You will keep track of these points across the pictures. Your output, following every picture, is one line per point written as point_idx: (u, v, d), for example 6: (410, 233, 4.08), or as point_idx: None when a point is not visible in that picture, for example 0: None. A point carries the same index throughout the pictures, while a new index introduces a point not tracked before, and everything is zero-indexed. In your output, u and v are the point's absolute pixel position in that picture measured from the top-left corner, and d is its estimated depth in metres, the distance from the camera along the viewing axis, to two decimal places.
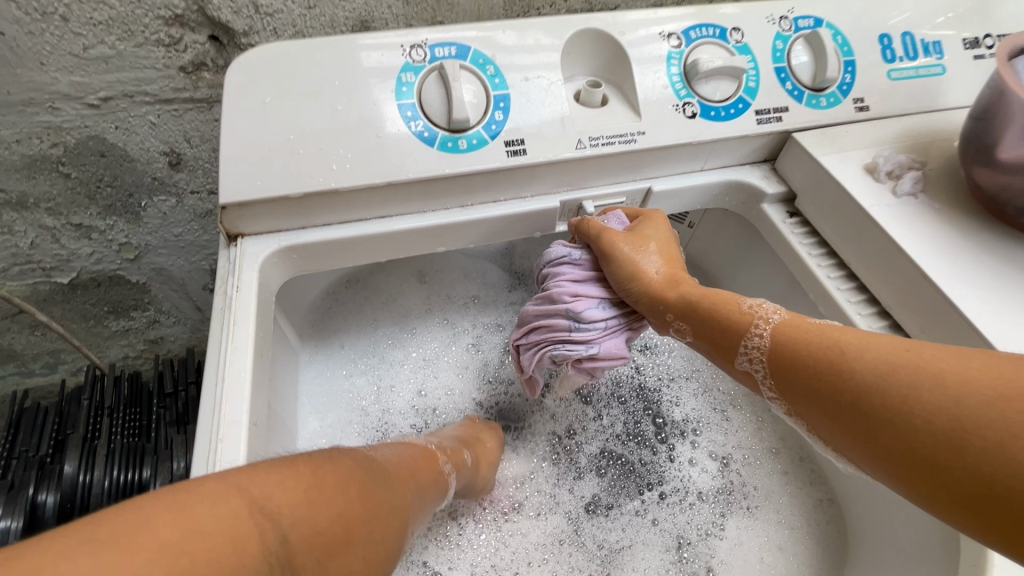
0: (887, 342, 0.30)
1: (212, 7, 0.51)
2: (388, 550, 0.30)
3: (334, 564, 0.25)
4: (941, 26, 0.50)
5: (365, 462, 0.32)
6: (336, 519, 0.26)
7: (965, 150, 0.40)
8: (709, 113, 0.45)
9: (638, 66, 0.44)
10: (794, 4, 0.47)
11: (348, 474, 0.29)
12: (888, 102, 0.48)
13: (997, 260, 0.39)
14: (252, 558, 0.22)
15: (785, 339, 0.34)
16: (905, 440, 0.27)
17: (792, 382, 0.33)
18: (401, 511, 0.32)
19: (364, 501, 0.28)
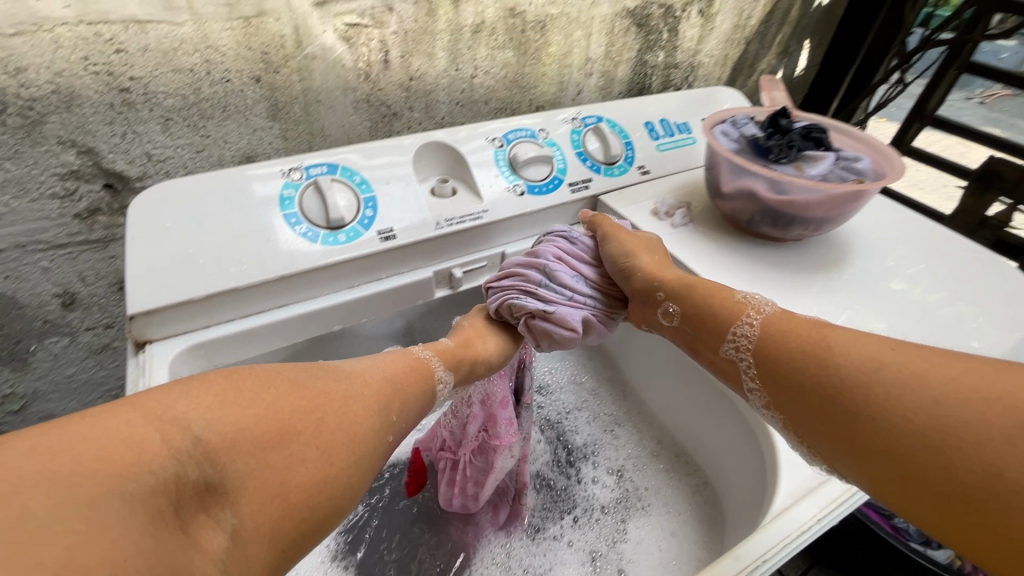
0: (870, 347, 0.35)
1: (106, 160, 0.59)
2: (345, 445, 0.36)
3: (268, 455, 0.33)
4: (683, 112, 0.71)
5: (315, 372, 0.39)
6: (254, 422, 0.33)
7: (710, 191, 0.57)
8: (534, 190, 0.59)
9: (474, 164, 0.58)
10: (580, 108, 0.65)
11: (276, 387, 0.36)
12: (661, 167, 0.66)
13: (746, 261, 0.55)
14: (155, 454, 0.28)
15: (775, 333, 0.41)
16: (881, 432, 0.33)
17: (778, 371, 0.39)
18: (363, 412, 0.39)
19: (299, 406, 0.36)
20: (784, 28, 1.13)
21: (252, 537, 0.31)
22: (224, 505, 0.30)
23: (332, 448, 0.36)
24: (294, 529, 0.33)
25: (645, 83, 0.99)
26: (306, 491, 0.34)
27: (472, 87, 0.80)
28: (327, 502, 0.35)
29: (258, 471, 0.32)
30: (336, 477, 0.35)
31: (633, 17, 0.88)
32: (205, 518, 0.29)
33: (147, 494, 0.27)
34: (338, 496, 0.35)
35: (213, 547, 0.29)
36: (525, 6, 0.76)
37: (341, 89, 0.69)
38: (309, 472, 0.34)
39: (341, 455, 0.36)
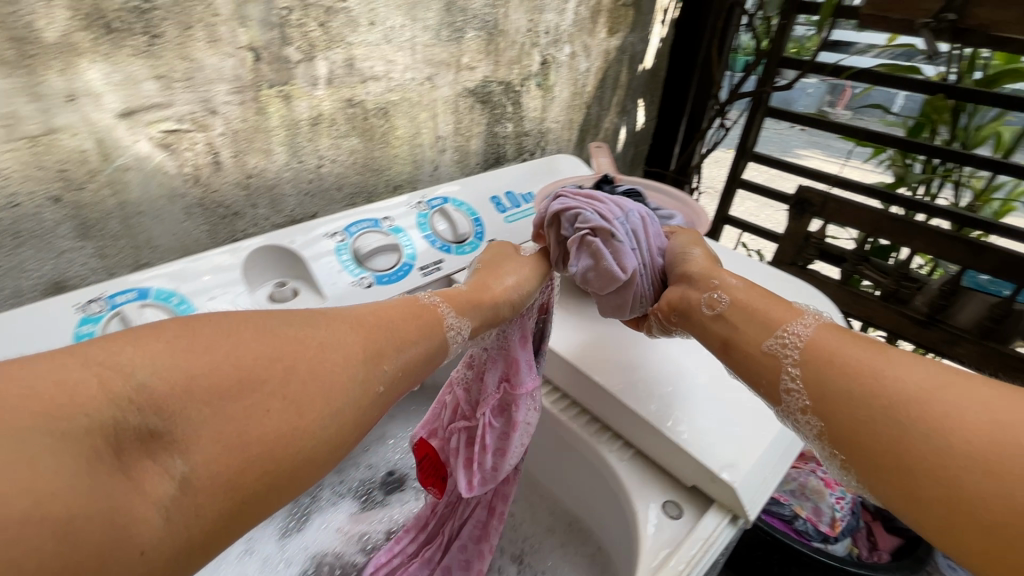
0: (913, 379, 0.41)
1: None
2: (317, 397, 0.39)
3: (227, 403, 0.35)
4: (526, 183, 0.75)
5: (292, 322, 0.42)
6: (211, 370, 0.36)
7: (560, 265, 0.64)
8: (383, 279, 0.58)
9: (311, 260, 0.56)
10: (424, 192, 0.67)
11: (244, 336, 0.39)
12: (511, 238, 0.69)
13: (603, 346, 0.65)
14: (97, 401, 0.31)
15: (825, 350, 0.47)
16: (916, 450, 0.39)
17: (829, 376, 0.45)
18: (341, 364, 0.42)
19: (265, 354, 0.39)
20: (618, 91, 1.26)
21: (201, 485, 0.33)
22: (173, 452, 0.33)
23: (302, 401, 0.38)
24: (256, 481, 0.35)
25: (500, 152, 1.05)
26: (268, 442, 0.36)
27: (320, 176, 0.78)
28: (297, 456, 0.37)
29: (216, 419, 0.35)
30: (306, 432, 0.38)
31: (475, 96, 0.93)
32: (152, 465, 0.32)
33: (80, 436, 0.30)
34: (306, 448, 0.38)
35: (159, 491, 0.32)
36: (363, 96, 0.77)
37: (166, 197, 0.64)
38: (273, 422, 0.37)
39: (313, 408, 0.39)
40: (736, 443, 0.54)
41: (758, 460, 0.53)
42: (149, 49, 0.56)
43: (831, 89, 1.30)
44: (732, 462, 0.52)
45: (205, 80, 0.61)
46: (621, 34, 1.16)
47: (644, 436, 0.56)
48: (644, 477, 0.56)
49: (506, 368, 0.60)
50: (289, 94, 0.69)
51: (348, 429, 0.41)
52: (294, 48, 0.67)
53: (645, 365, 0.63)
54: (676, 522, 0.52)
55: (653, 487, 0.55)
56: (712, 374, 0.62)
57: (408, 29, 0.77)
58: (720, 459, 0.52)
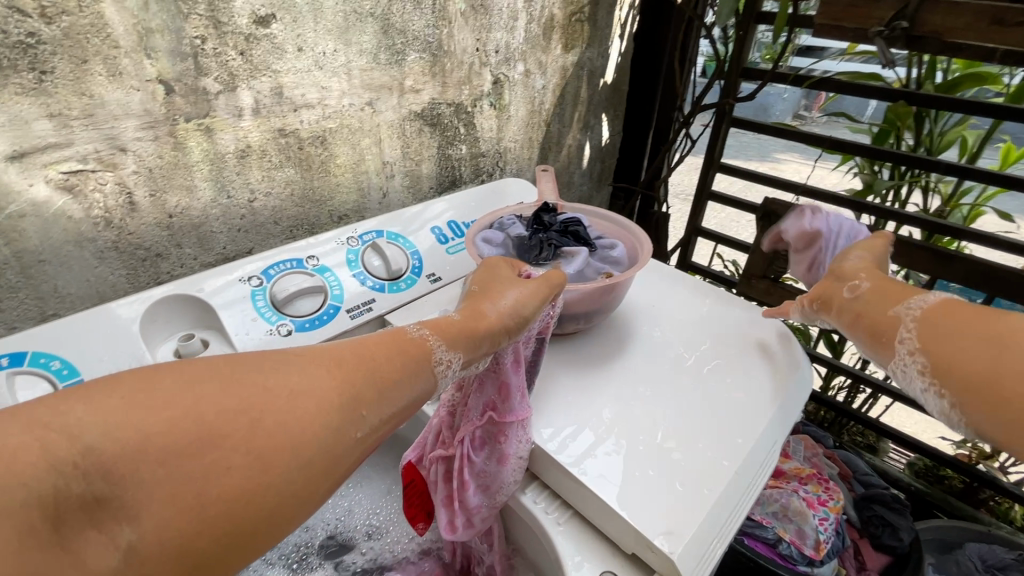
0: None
1: None
2: (285, 447, 0.33)
3: (180, 466, 0.29)
4: (472, 211, 0.72)
5: (260, 365, 0.35)
6: (167, 425, 0.30)
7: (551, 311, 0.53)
8: (304, 325, 0.54)
9: (221, 308, 0.52)
10: (356, 225, 0.62)
11: (204, 388, 0.32)
12: (452, 271, 0.65)
13: (564, 383, 0.61)
14: (35, 467, 0.26)
15: (940, 310, 0.48)
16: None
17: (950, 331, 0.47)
18: (322, 406, 0.35)
19: (228, 406, 0.32)
20: (578, 108, 1.23)
21: (148, 560, 0.27)
22: (121, 519, 0.27)
23: (271, 456, 0.32)
24: (213, 545, 0.29)
25: (455, 175, 1.01)
26: (227, 502, 0.30)
27: (254, 211, 0.74)
28: (262, 515, 0.31)
29: (169, 481, 0.29)
30: (272, 488, 0.32)
31: (423, 119, 0.90)
32: (97, 535, 0.26)
33: (13, 510, 0.24)
34: (274, 507, 0.32)
35: (100, 568, 0.26)
36: (296, 125, 0.73)
37: (74, 243, 0.60)
38: (233, 482, 0.30)
39: (282, 462, 0.32)
40: (678, 503, 0.48)
41: (702, 524, 0.47)
42: (39, 87, 0.52)
43: (807, 94, 1.31)
44: (671, 527, 0.46)
45: (110, 117, 0.57)
46: (577, 50, 1.14)
47: (580, 495, 0.50)
48: (581, 542, 0.50)
49: (496, 394, 0.54)
50: (210, 127, 0.65)
51: (323, 481, 0.34)
52: (213, 78, 0.63)
53: (586, 413, 0.57)
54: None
55: (591, 554, 0.49)
56: (655, 420, 0.56)
57: (342, 53, 0.74)
58: (658, 524, 0.46)
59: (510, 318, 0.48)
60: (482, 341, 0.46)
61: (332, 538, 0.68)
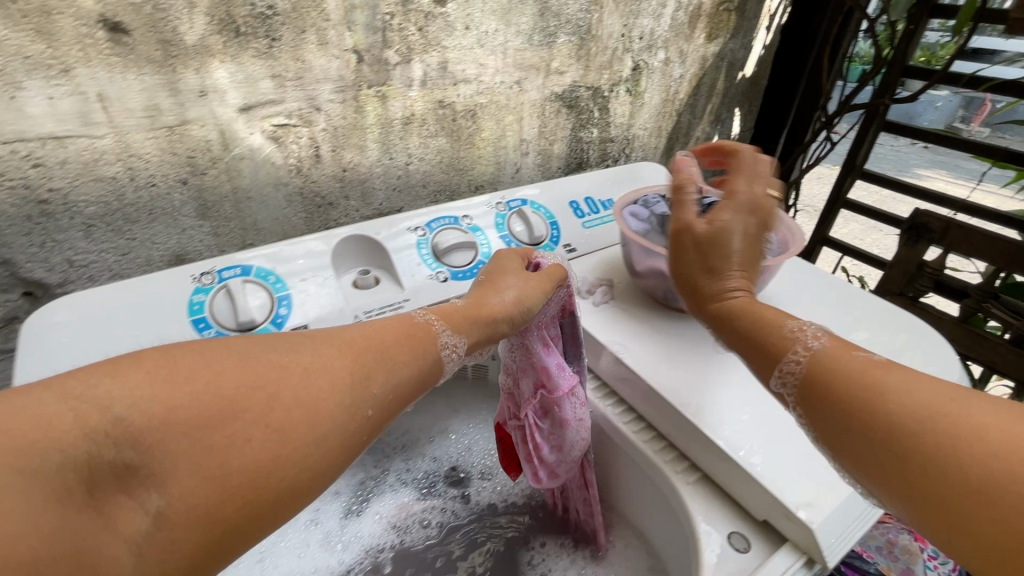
0: (914, 404, 0.35)
1: (24, 269, 0.59)
2: (303, 423, 0.34)
3: (202, 437, 0.30)
4: (610, 190, 0.75)
5: (276, 344, 0.37)
6: (190, 400, 0.31)
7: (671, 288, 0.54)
8: (458, 275, 0.61)
9: (393, 251, 0.60)
10: (504, 192, 0.68)
11: (225, 361, 0.34)
12: (588, 244, 0.69)
13: (688, 347, 0.59)
14: (69, 434, 0.27)
15: (819, 377, 0.40)
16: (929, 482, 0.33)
17: (822, 407, 0.39)
18: (334, 384, 0.36)
19: (249, 380, 0.33)
20: (712, 100, 1.20)
21: (175, 522, 0.29)
22: (149, 485, 0.29)
23: (289, 430, 0.33)
24: (234, 514, 0.31)
25: (584, 157, 1.04)
26: (251, 471, 0.31)
27: (408, 173, 0.82)
28: (280, 488, 0.33)
29: (193, 449, 0.30)
30: (288, 462, 0.33)
31: (562, 100, 0.93)
32: (127, 500, 0.28)
33: (53, 473, 0.26)
34: (293, 479, 0.33)
35: (131, 529, 0.28)
36: (454, 98, 0.80)
37: (272, 185, 0.71)
38: (250, 456, 0.32)
39: (299, 436, 0.33)
40: (819, 479, 0.47)
41: (847, 502, 0.46)
42: (268, 51, 0.62)
43: (966, 102, 1.18)
44: (814, 500, 0.46)
45: (313, 80, 0.67)
46: (720, 40, 1.11)
47: (713, 461, 0.51)
48: (709, 504, 0.50)
49: (538, 376, 0.59)
50: (385, 94, 0.73)
51: (337, 456, 0.36)
52: (394, 50, 0.71)
53: (714, 381, 0.56)
54: (744, 555, 0.46)
55: (718, 514, 0.49)
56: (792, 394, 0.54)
57: (501, 33, 0.79)
58: (798, 496, 0.46)
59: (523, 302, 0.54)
60: (481, 328, 0.50)
61: (453, 470, 0.74)
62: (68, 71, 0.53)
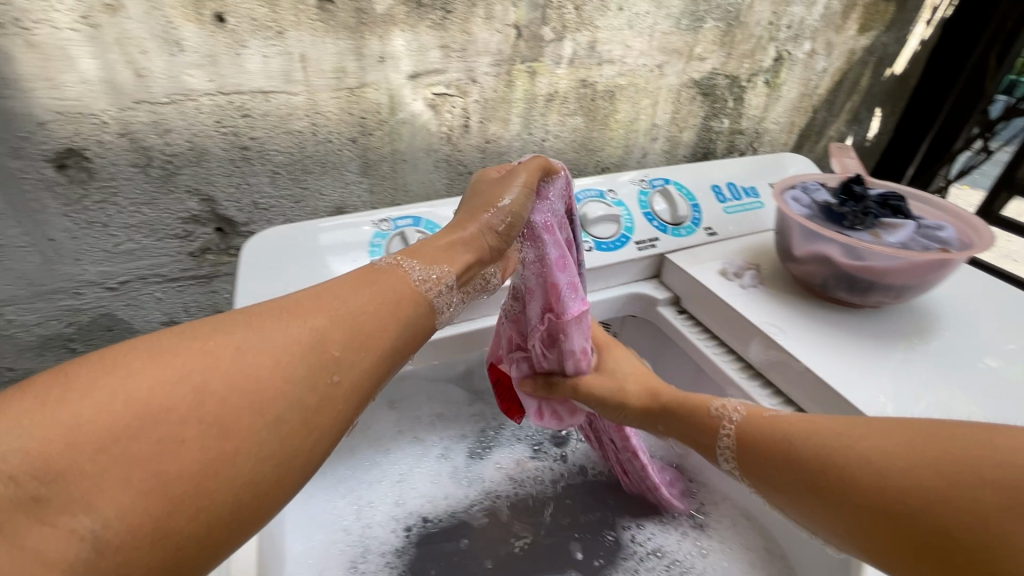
0: (815, 443, 0.42)
1: (221, 207, 0.68)
2: (247, 409, 0.30)
3: (121, 450, 0.27)
4: (752, 178, 0.74)
5: (197, 331, 0.33)
6: (94, 415, 0.27)
7: (834, 282, 0.54)
8: (602, 246, 0.63)
9: None
10: (648, 170, 0.69)
11: (131, 363, 0.30)
12: (728, 230, 0.68)
13: (853, 332, 0.54)
14: None
15: (751, 435, 0.47)
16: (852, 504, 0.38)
17: (757, 463, 0.46)
18: (281, 357, 0.33)
19: (165, 377, 0.29)
20: (853, 97, 1.12)
21: (120, 544, 0.26)
22: (72, 512, 0.25)
23: (228, 423, 0.30)
24: (192, 520, 0.28)
25: (710, 148, 1.02)
26: (196, 475, 0.28)
27: (542, 149, 0.85)
28: (242, 480, 0.29)
29: (113, 466, 0.26)
30: (244, 453, 0.30)
31: (699, 87, 0.92)
32: (48, 531, 0.25)
33: None
34: (257, 467, 0.30)
35: (64, 562, 0.24)
36: (596, 78, 0.82)
37: (425, 150, 0.76)
38: (193, 458, 0.28)
39: (245, 425, 0.30)
40: None
41: None
42: (442, 23, 0.67)
43: None
44: None
45: (475, 52, 0.71)
46: (873, 33, 1.04)
47: None
48: None
49: (548, 299, 0.56)
50: (535, 71, 0.76)
51: (311, 434, 0.33)
52: (550, 28, 0.73)
53: (885, 369, 0.51)
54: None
55: None
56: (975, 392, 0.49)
57: (651, 16, 0.79)
58: None
59: (509, 218, 0.50)
60: (458, 251, 0.46)
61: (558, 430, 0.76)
62: (281, 34, 0.60)
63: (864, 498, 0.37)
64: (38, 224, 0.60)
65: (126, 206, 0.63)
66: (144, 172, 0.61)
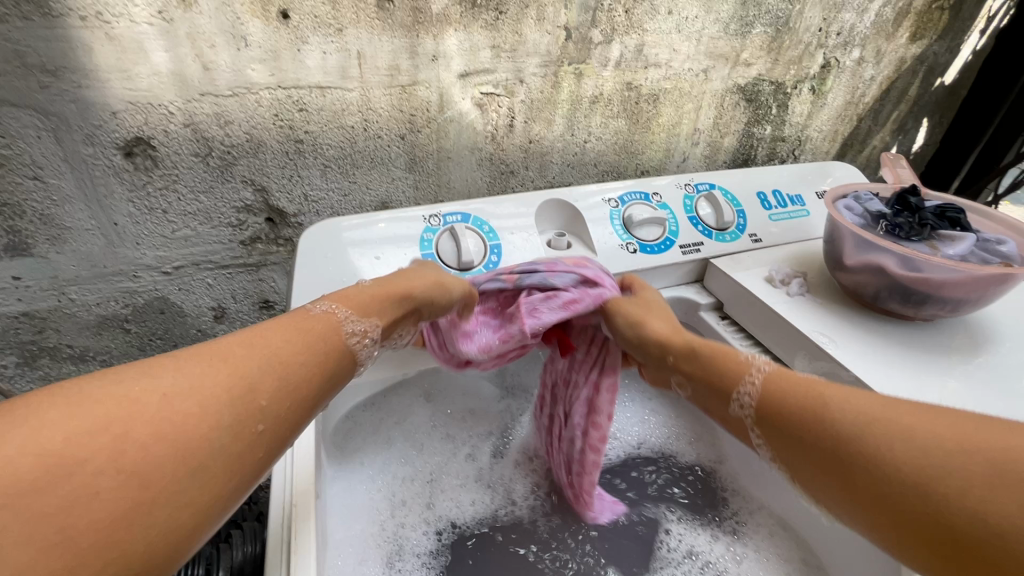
0: (845, 408, 0.36)
1: (273, 198, 0.70)
2: (169, 460, 0.28)
3: (28, 509, 0.24)
4: (798, 186, 0.73)
5: (114, 379, 0.30)
6: (1, 468, 0.24)
7: (888, 291, 0.53)
8: (645, 248, 0.63)
9: (591, 221, 0.64)
10: (694, 175, 0.69)
11: (44, 415, 0.27)
12: (774, 237, 0.68)
13: (904, 343, 0.54)
14: None
15: (774, 388, 0.41)
16: (868, 480, 0.33)
17: (769, 421, 0.40)
18: (204, 404, 0.30)
19: (80, 429, 0.27)
20: (900, 107, 1.10)
21: None
22: None
23: (147, 473, 0.27)
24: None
25: (750, 154, 1.01)
26: (109, 530, 0.26)
27: (584, 151, 0.85)
28: (159, 531, 0.27)
29: (17, 523, 0.24)
30: (161, 503, 0.27)
31: (743, 93, 0.91)
32: None
33: None
34: (174, 515, 0.28)
35: None
36: (641, 81, 0.82)
37: (469, 148, 0.77)
38: (107, 510, 0.26)
39: (166, 476, 0.28)
40: None
41: None
42: (494, 24, 0.68)
43: None
44: None
45: (524, 53, 0.72)
46: (925, 41, 1.02)
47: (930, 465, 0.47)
48: None
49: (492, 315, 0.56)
50: (582, 73, 0.77)
51: (231, 481, 0.31)
52: (599, 30, 0.74)
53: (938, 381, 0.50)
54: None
55: None
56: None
57: (700, 20, 0.79)
58: None
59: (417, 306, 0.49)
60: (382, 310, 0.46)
61: None
62: (340, 31, 0.61)
63: (887, 478, 0.32)
64: (104, 209, 0.63)
65: (186, 194, 0.65)
66: (204, 161, 0.64)
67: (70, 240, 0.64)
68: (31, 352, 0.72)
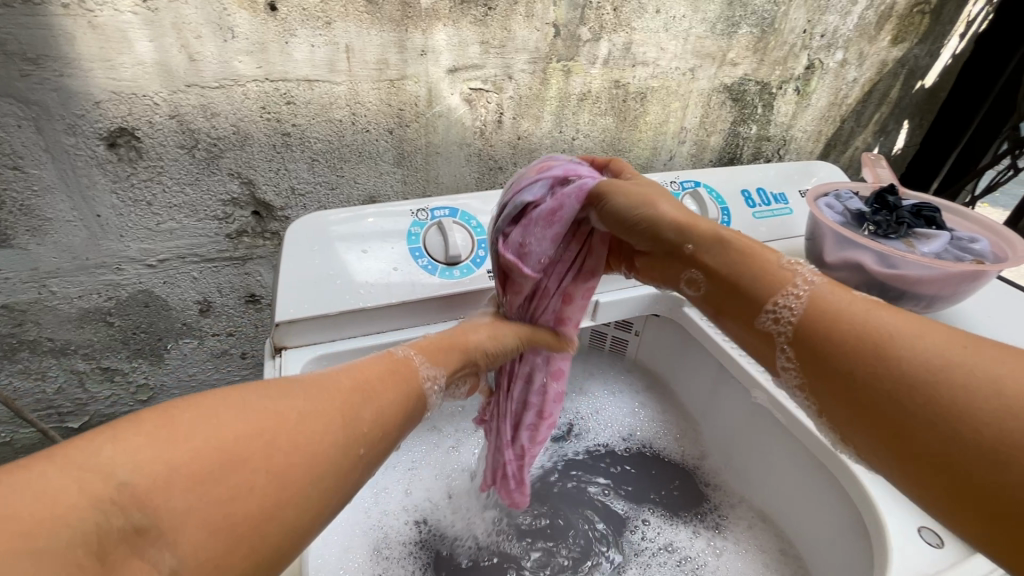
0: (920, 346, 0.28)
1: (260, 190, 0.70)
2: (303, 468, 0.29)
3: (205, 493, 0.25)
4: (781, 185, 0.74)
5: (266, 388, 0.31)
6: (191, 455, 0.26)
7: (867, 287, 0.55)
8: None
9: None
10: (679, 173, 0.70)
11: (219, 413, 0.28)
12: (757, 234, 0.69)
13: None
14: (71, 505, 0.23)
15: (824, 309, 0.33)
16: (935, 434, 0.27)
17: (812, 344, 0.32)
18: (331, 424, 0.31)
19: (244, 430, 0.28)
20: (882, 109, 1.12)
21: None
22: (161, 545, 0.24)
23: (286, 476, 0.28)
24: (242, 564, 0.26)
25: (736, 153, 1.02)
26: (255, 523, 0.26)
27: (572, 148, 0.86)
28: (286, 532, 0.28)
29: (198, 508, 0.25)
30: (292, 505, 0.28)
31: (729, 92, 0.92)
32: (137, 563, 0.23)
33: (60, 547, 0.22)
34: (296, 520, 0.28)
35: None
36: (629, 79, 0.82)
37: (458, 144, 0.77)
38: (257, 503, 0.27)
39: (296, 481, 0.28)
40: None
41: None
42: (483, 19, 0.68)
43: None
44: None
45: (513, 49, 0.72)
46: (906, 44, 1.04)
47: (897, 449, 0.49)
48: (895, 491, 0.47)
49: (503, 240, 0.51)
50: (570, 70, 0.77)
51: (344, 492, 0.31)
52: (587, 28, 0.74)
53: None
54: (938, 552, 0.42)
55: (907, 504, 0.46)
56: None
57: (687, 19, 0.80)
58: None
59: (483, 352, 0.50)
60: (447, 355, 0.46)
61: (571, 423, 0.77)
62: (329, 24, 0.61)
63: (965, 436, 0.26)
64: (86, 201, 0.62)
65: (171, 186, 0.65)
66: (189, 153, 0.63)
67: (51, 232, 0.63)
68: (11, 345, 0.70)
